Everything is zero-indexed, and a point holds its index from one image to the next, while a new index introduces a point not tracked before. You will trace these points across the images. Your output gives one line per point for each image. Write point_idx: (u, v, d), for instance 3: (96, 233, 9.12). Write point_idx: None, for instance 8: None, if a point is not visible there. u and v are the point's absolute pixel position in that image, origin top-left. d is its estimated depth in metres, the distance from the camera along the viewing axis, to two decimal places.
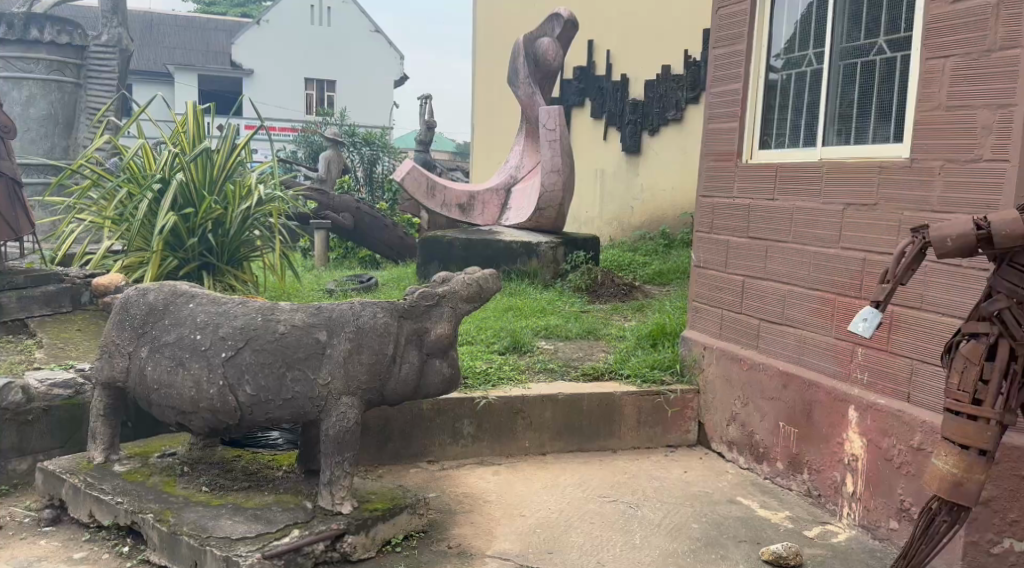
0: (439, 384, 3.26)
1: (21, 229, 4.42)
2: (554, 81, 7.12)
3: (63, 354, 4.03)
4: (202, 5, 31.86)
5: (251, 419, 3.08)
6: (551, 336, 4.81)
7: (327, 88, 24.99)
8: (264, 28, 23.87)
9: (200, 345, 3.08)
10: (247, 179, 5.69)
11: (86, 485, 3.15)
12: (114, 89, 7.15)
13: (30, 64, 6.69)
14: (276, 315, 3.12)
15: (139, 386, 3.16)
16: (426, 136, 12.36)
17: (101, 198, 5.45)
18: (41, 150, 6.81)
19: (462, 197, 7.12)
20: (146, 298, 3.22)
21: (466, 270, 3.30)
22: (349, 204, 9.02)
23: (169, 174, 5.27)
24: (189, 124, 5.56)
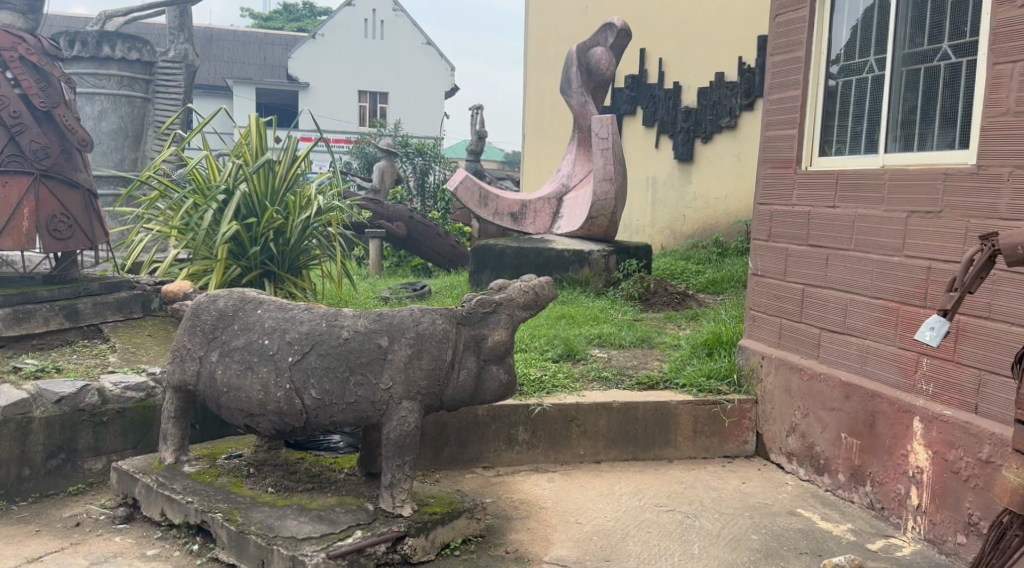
0: (496, 390, 3.29)
1: (96, 239, 4.62)
2: (606, 89, 7.14)
3: (135, 358, 4.19)
4: (259, 21, 32.60)
5: (316, 422, 3.16)
6: (604, 343, 4.82)
7: (380, 100, 25.37)
8: (319, 44, 24.41)
9: (268, 349, 3.17)
10: (307, 189, 5.81)
11: (158, 485, 3.26)
12: (180, 104, 7.38)
13: (102, 80, 6.97)
14: (340, 320, 3.19)
15: (209, 389, 3.27)
16: (477, 146, 12.46)
17: (169, 208, 5.63)
18: (112, 162, 7.09)
19: (514, 205, 7.18)
20: (217, 304, 3.33)
21: (522, 279, 3.36)
22: (404, 214, 9.05)
23: (233, 185, 5.42)
24: (252, 136, 5.69)
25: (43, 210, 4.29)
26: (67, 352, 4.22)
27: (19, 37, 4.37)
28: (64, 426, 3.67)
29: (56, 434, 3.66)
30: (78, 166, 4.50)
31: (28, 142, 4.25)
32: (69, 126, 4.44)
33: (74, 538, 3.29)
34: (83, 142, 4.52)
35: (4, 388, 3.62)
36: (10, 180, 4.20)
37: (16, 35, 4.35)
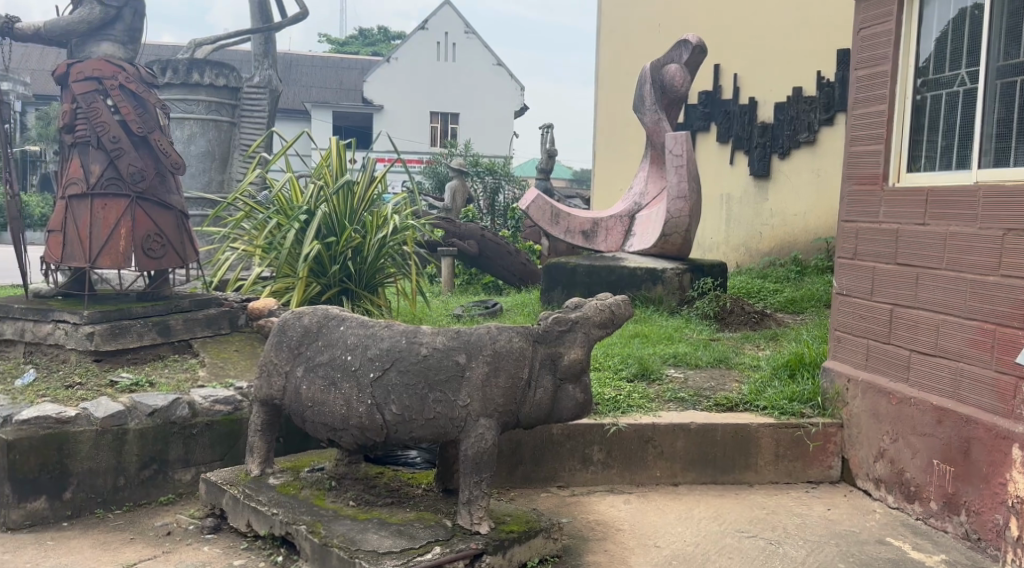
0: (573, 409, 3.29)
1: (188, 258, 4.79)
2: (680, 106, 7.09)
3: (223, 372, 4.34)
4: (336, 46, 33.43)
5: (396, 437, 3.20)
6: (680, 363, 4.76)
7: (451, 120, 25.76)
8: (393, 67, 24.95)
9: (351, 365, 3.24)
10: (384, 209, 5.92)
11: (245, 496, 3.35)
12: (262, 128, 7.66)
13: (192, 105, 7.26)
14: (419, 337, 3.23)
15: (294, 403, 3.35)
16: (547, 164, 12.50)
17: (254, 228, 5.82)
18: (199, 184, 7.42)
19: (585, 223, 7.16)
20: (302, 321, 3.41)
21: (598, 296, 3.35)
22: (475, 232, 9.19)
23: (315, 206, 5.57)
24: (332, 158, 5.83)
25: (138, 231, 4.48)
26: (159, 366, 4.37)
27: (120, 66, 4.57)
28: (156, 437, 3.82)
29: (149, 445, 3.81)
30: (171, 189, 4.69)
31: (125, 166, 4.47)
32: (163, 150, 4.61)
33: (166, 547, 3.40)
34: (175, 165, 4.67)
35: (102, 400, 3.79)
36: (108, 202, 4.44)
37: (117, 64, 4.56)
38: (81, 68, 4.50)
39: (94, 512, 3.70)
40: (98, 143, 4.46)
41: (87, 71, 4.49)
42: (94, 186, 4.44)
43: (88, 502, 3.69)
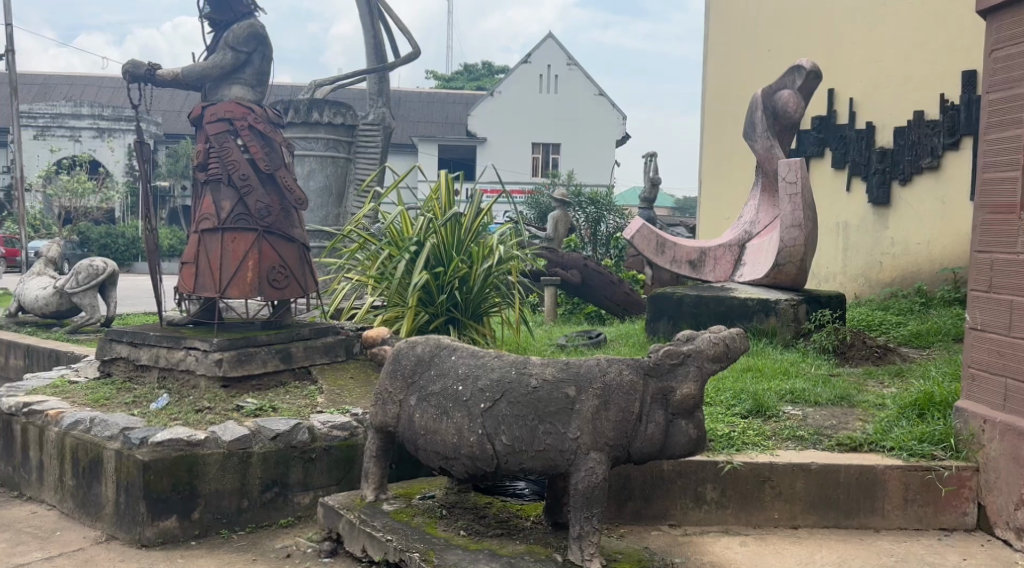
0: (686, 445, 3.23)
1: (308, 288, 4.97)
2: (794, 132, 6.93)
3: (340, 399, 4.47)
4: (441, 81, 34.28)
5: (506, 468, 3.21)
6: (797, 400, 4.60)
7: (552, 150, 26.06)
8: (496, 100, 25.51)
9: (462, 395, 3.27)
10: (490, 240, 5.99)
11: (361, 522, 3.42)
12: (377, 163, 7.88)
13: (312, 143, 7.59)
14: (529, 368, 3.24)
15: (407, 431, 3.41)
16: (651, 193, 12.39)
17: (366, 259, 6.00)
18: (317, 219, 7.73)
19: (692, 252, 7.10)
20: (415, 350, 3.48)
21: (711, 330, 3.29)
22: (577, 261, 9.11)
23: (424, 237, 5.69)
24: (441, 191, 5.96)
25: (263, 263, 4.69)
26: (281, 392, 4.53)
27: (250, 107, 4.81)
28: (278, 460, 3.96)
29: (271, 468, 3.95)
30: (294, 223, 4.89)
31: (253, 202, 4.69)
32: (288, 186, 4.84)
33: None
34: (300, 202, 4.89)
35: (229, 424, 3.97)
36: (238, 236, 4.65)
37: (247, 106, 4.80)
38: (214, 110, 4.76)
39: (220, 533, 3.85)
40: (229, 181, 4.70)
41: (219, 113, 4.74)
42: (225, 221, 4.66)
43: (214, 522, 3.84)
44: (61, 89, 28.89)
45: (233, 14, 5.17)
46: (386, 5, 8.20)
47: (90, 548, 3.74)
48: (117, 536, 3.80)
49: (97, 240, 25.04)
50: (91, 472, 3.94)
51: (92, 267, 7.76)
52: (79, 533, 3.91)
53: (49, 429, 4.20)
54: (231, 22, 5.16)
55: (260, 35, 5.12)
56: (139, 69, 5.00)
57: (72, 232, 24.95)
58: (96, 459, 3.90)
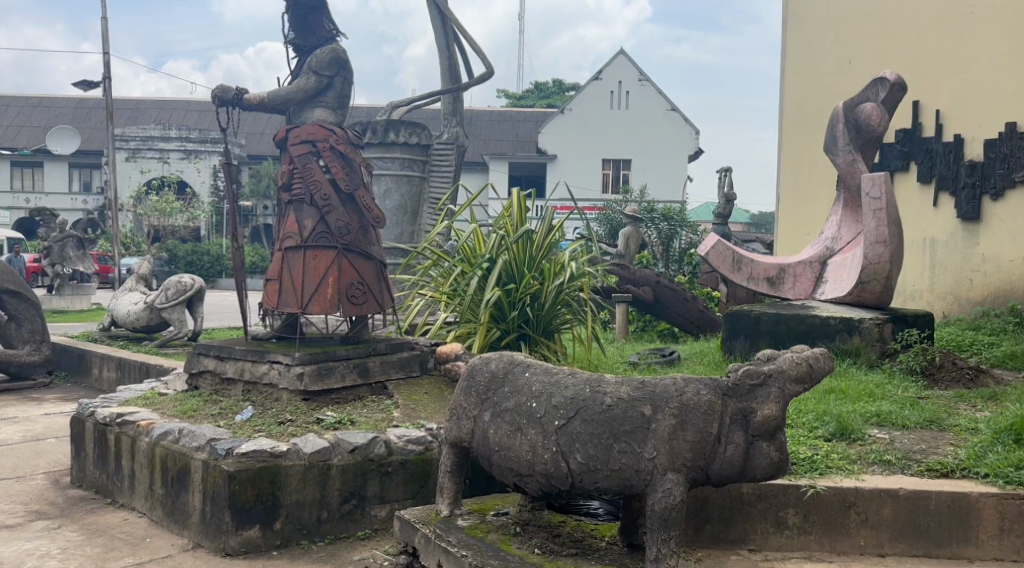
0: (767, 468, 3.15)
1: (384, 305, 5.05)
2: (877, 146, 6.75)
3: (416, 414, 4.51)
4: (512, 100, 34.53)
5: (581, 486, 3.18)
6: (884, 424, 4.46)
7: (622, 167, 25.98)
8: (568, 117, 25.82)
9: (536, 412, 3.27)
10: (562, 256, 6.00)
11: (436, 536, 3.44)
12: (451, 181, 7.94)
13: (388, 162, 7.76)
14: (603, 386, 3.23)
15: (482, 447, 3.42)
16: (726, 209, 12.21)
17: (440, 276, 6.08)
18: (392, 236, 7.85)
19: (771, 270, 6.93)
20: (489, 366, 3.50)
21: (793, 350, 3.22)
22: (650, 278, 8.97)
23: (497, 254, 5.75)
24: (513, 209, 5.99)
25: (343, 280, 4.78)
26: (359, 406, 4.60)
27: (331, 129, 4.93)
28: (356, 473, 4.03)
29: (350, 480, 4.02)
30: (372, 241, 4.98)
31: (333, 221, 4.79)
32: (366, 205, 4.93)
33: None
34: (378, 220, 4.98)
35: (309, 437, 4.05)
36: (318, 253, 4.77)
37: (328, 128, 4.92)
38: (298, 132, 4.89)
39: (300, 543, 3.93)
40: (311, 200, 4.82)
41: (302, 135, 4.87)
42: (306, 239, 4.78)
43: (295, 533, 3.92)
44: (152, 113, 30.15)
45: (316, 39, 5.33)
46: (461, 26, 8.31)
47: (178, 555, 3.85)
48: (203, 544, 3.92)
49: (184, 257, 25.91)
50: (179, 481, 4.07)
51: (181, 282, 8.08)
52: (167, 540, 4.03)
53: (141, 439, 4.35)
54: (313, 47, 5.34)
55: (342, 60, 5.26)
56: (228, 94, 5.18)
57: (160, 249, 25.90)
58: (184, 469, 4.03)
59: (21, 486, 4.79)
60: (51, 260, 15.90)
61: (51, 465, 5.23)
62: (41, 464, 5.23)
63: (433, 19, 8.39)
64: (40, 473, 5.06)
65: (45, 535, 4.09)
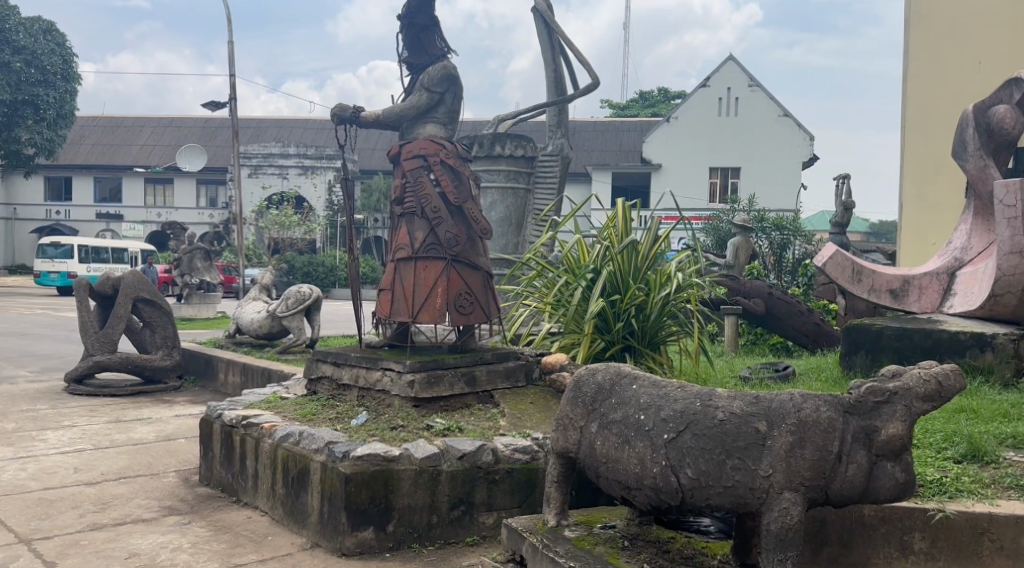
0: (891, 489, 3.07)
1: (491, 315, 5.12)
2: (1012, 150, 6.42)
3: (522, 423, 4.55)
4: (615, 110, 34.42)
5: (691, 502, 3.12)
6: (1020, 446, 4.22)
7: (732, 175, 25.56)
8: (674, 126, 25.67)
9: (644, 425, 3.23)
10: (667, 267, 5.94)
11: (544, 547, 3.45)
12: (555, 192, 8.06)
13: (494, 174, 7.86)
14: (715, 401, 3.16)
15: (589, 458, 3.40)
16: (842, 218, 11.76)
17: (544, 286, 6.13)
18: (497, 247, 7.94)
19: (894, 281, 6.67)
20: (596, 377, 3.49)
21: (920, 366, 3.12)
22: (762, 290, 8.69)
23: (601, 265, 5.76)
24: (618, 220, 5.97)
25: (452, 290, 4.88)
26: (467, 414, 4.67)
27: (442, 143, 5.05)
28: (464, 480, 4.11)
29: (458, 486, 4.11)
30: (479, 252, 5.06)
31: (443, 232, 4.90)
32: (475, 217, 5.01)
33: None
34: (485, 232, 5.06)
35: (420, 442, 4.16)
36: (428, 264, 4.89)
37: (440, 142, 5.04)
38: (410, 147, 5.03)
39: (411, 546, 4.04)
40: (422, 213, 4.94)
41: (415, 150, 5.00)
42: (417, 251, 4.90)
43: (406, 536, 4.03)
44: (272, 131, 31.51)
45: (428, 57, 5.47)
46: (567, 38, 8.34)
47: (298, 554, 4.01)
48: (321, 544, 4.07)
49: (301, 267, 26.87)
50: (298, 482, 4.24)
51: (301, 292, 8.41)
52: (288, 539, 4.20)
53: (264, 440, 4.55)
54: (426, 65, 5.47)
55: (453, 76, 5.38)
56: (346, 112, 5.37)
57: (280, 261, 26.96)
58: (303, 470, 4.19)
59: (154, 483, 5.07)
60: (180, 271, 16.85)
61: (182, 463, 5.52)
62: (172, 463, 5.52)
63: (539, 34, 8.49)
64: (172, 471, 5.35)
65: (177, 529, 4.32)
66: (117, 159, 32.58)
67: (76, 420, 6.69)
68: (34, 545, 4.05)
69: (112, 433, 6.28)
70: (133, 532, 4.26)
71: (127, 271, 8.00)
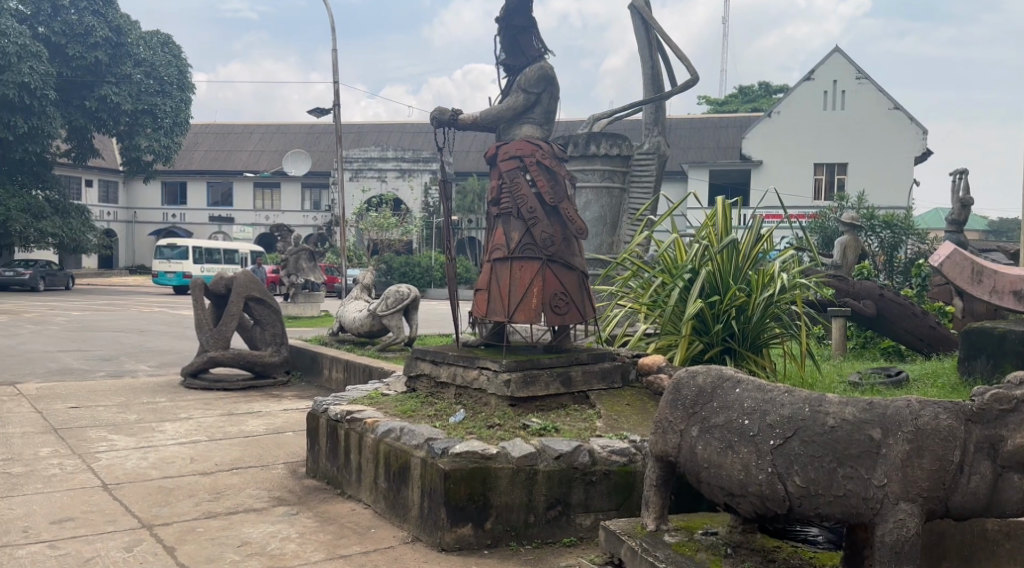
0: (1019, 503, 2.91)
1: (587, 315, 5.09)
2: None
3: (619, 425, 4.51)
4: (714, 106, 33.81)
5: (800, 511, 3.02)
6: None
7: (838, 171, 24.76)
8: (775, 120, 25.07)
9: (748, 430, 3.14)
10: (770, 267, 5.78)
11: (643, 550, 3.41)
12: (651, 191, 7.91)
13: (589, 173, 7.84)
14: (825, 406, 3.05)
15: (690, 463, 3.32)
16: (960, 216, 11.18)
17: (640, 287, 6.07)
18: (591, 247, 7.88)
19: (1017, 282, 6.26)
20: (696, 379, 3.40)
21: None
22: (873, 292, 8.38)
23: (699, 265, 5.65)
24: (718, 218, 5.86)
25: (547, 290, 4.88)
26: (563, 414, 4.66)
27: (538, 144, 5.06)
28: (562, 480, 4.10)
29: (555, 486, 4.10)
30: (575, 252, 5.03)
31: (539, 233, 4.90)
32: (570, 217, 4.99)
33: None
34: (581, 231, 5.02)
35: (518, 442, 4.17)
36: (524, 264, 4.90)
37: (535, 143, 5.05)
38: (507, 148, 5.06)
39: (509, 545, 4.06)
40: (518, 213, 4.96)
41: (511, 151, 5.04)
42: (513, 251, 4.92)
43: (504, 534, 4.05)
44: (372, 135, 32.30)
45: (525, 59, 5.48)
46: (664, 34, 8.25)
47: (399, 547, 4.09)
48: (421, 538, 4.14)
49: (399, 267, 27.37)
50: (399, 477, 4.32)
51: (399, 292, 8.57)
52: (390, 532, 4.28)
53: (366, 435, 4.65)
54: (523, 66, 5.49)
55: (550, 77, 5.38)
56: (444, 115, 5.43)
57: (378, 261, 27.53)
58: (404, 465, 4.27)
59: (265, 474, 5.25)
60: (288, 271, 17.42)
61: (290, 456, 5.69)
62: (281, 455, 5.70)
63: (637, 31, 8.41)
64: (281, 463, 5.52)
65: (286, 519, 4.46)
66: (227, 164, 33.97)
67: (191, 412, 6.99)
68: (155, 530, 4.24)
69: (225, 425, 6.53)
70: (245, 521, 4.42)
71: (241, 272, 8.34)
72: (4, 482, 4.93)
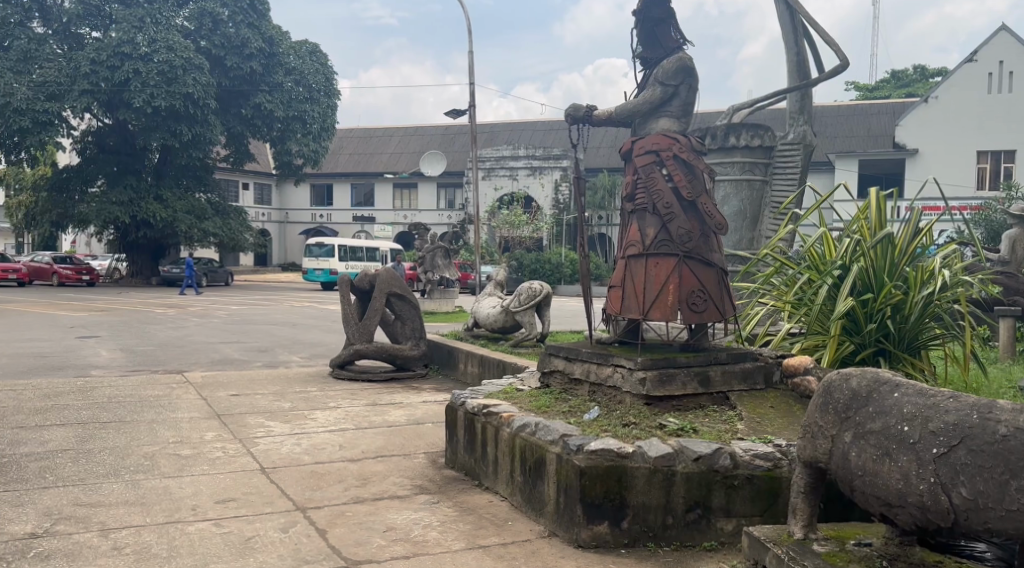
0: None
1: (726, 312, 4.94)
2: None
3: (761, 428, 4.36)
4: (864, 92, 32.21)
5: (966, 525, 2.80)
6: None
7: (1004, 159, 23.12)
8: (932, 106, 23.69)
9: (908, 437, 2.97)
10: (930, 263, 5.44)
11: (789, 558, 3.28)
12: (796, 183, 7.58)
13: (728, 167, 7.65)
14: (996, 413, 2.81)
15: (843, 471, 3.20)
16: None
17: (784, 284, 5.88)
18: (730, 242, 7.70)
19: None
20: (850, 383, 3.26)
21: None
22: None
23: (850, 261, 5.36)
24: (871, 211, 5.59)
25: (683, 288, 4.76)
26: (701, 415, 4.55)
27: (675, 137, 4.98)
28: (701, 482, 4.01)
29: (695, 488, 4.01)
30: (713, 248, 4.90)
31: (676, 228, 4.80)
32: (708, 212, 4.87)
33: None
34: (721, 227, 4.89)
35: (653, 441, 4.10)
36: (660, 260, 4.81)
37: (672, 136, 4.98)
38: (643, 143, 5.01)
39: (647, 545, 4.00)
40: (654, 209, 4.88)
41: (648, 145, 4.97)
42: (649, 247, 4.84)
43: (642, 535, 4.00)
44: (505, 135, 32.72)
45: (663, 50, 5.38)
46: (811, 19, 7.90)
47: (536, 540, 4.11)
48: (557, 533, 4.14)
49: (531, 265, 27.51)
50: (535, 472, 4.34)
51: (533, 287, 8.59)
52: (527, 525, 4.31)
53: (502, 429, 4.70)
54: (661, 58, 5.39)
55: (689, 68, 5.26)
56: (579, 111, 5.38)
57: (510, 259, 27.76)
58: (541, 461, 4.29)
59: (407, 463, 5.40)
60: (425, 268, 17.83)
61: (431, 446, 5.83)
62: (421, 445, 5.84)
63: (781, 17, 8.10)
64: (422, 453, 5.66)
65: (428, 507, 4.57)
66: (370, 165, 35.26)
67: (340, 401, 7.28)
68: (309, 513, 4.44)
69: (371, 414, 6.77)
70: (390, 507, 4.55)
71: (385, 268, 8.61)
72: (175, 462, 5.28)
